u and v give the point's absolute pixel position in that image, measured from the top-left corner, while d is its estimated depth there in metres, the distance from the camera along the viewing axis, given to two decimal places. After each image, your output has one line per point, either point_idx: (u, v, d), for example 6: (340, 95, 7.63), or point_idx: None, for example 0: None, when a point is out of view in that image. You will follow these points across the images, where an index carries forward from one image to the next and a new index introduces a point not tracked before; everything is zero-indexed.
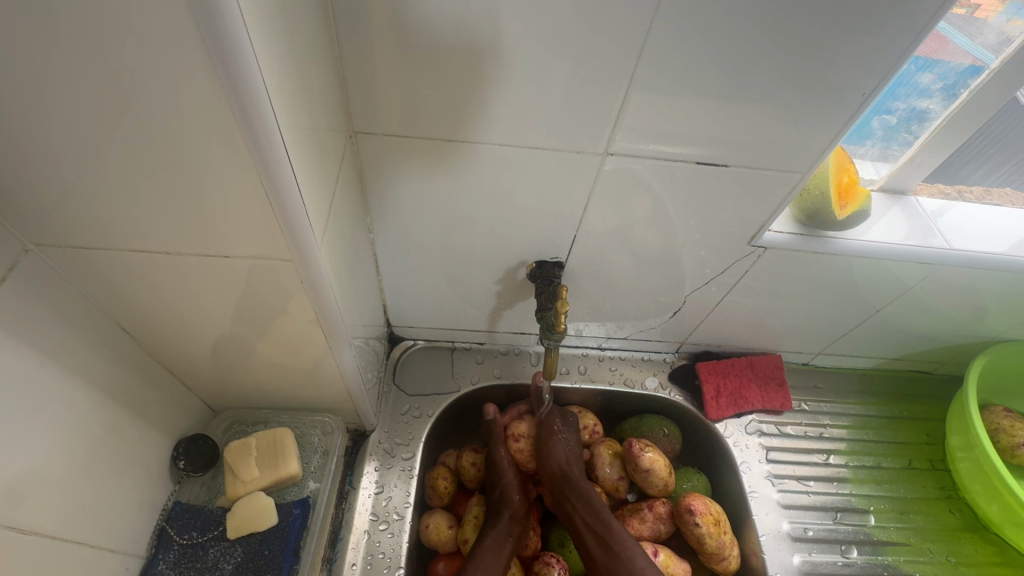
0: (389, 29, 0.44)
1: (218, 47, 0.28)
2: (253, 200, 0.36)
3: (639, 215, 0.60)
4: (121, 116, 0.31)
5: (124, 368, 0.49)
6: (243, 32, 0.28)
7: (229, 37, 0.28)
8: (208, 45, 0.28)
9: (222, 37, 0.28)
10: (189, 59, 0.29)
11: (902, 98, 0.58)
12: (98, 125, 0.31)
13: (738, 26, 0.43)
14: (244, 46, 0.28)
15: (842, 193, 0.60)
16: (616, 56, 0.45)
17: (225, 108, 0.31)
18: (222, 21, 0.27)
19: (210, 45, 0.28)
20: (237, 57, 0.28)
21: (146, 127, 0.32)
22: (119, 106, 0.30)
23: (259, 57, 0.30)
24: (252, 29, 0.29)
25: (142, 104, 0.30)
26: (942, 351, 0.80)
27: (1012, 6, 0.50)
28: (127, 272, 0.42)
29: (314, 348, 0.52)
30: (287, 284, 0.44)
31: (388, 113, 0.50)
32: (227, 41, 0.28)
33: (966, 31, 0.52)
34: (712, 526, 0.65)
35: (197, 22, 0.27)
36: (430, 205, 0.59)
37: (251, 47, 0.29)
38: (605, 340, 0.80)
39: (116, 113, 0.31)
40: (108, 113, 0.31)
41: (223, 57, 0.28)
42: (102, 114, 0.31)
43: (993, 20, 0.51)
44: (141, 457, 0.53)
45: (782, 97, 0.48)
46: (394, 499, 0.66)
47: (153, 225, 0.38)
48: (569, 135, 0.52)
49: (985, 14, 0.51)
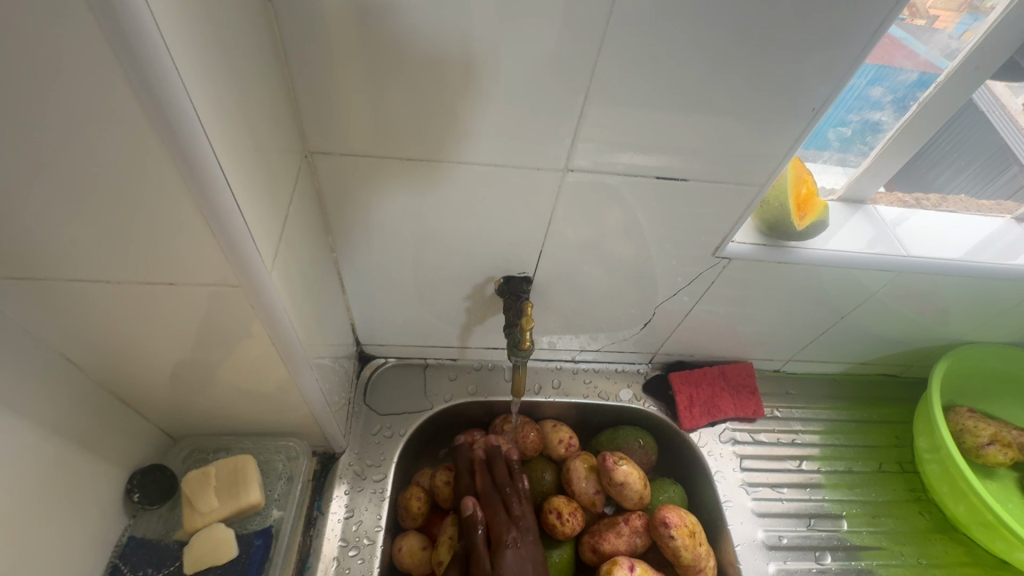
0: (343, 47, 0.44)
1: (139, 72, 0.27)
2: (193, 225, 0.35)
3: (609, 225, 0.60)
4: (41, 147, 0.29)
5: (69, 401, 0.47)
6: (166, 56, 0.27)
7: (148, 54, 0.27)
8: (125, 65, 0.27)
9: (144, 62, 0.27)
10: (111, 84, 0.27)
11: (855, 110, 0.59)
12: (16, 159, 0.30)
13: (688, 43, 0.44)
14: (165, 60, 0.27)
15: (801, 205, 0.61)
16: (570, 72, 0.46)
17: (153, 132, 0.30)
18: (141, 46, 0.26)
19: (131, 70, 0.27)
20: (161, 81, 0.28)
21: (69, 157, 0.30)
22: (38, 136, 0.29)
23: (182, 71, 0.29)
24: (176, 52, 0.28)
25: (63, 133, 0.29)
26: (906, 355, 0.82)
27: (968, 16, 0.52)
28: (65, 303, 0.40)
29: (274, 371, 0.51)
30: (240, 308, 0.42)
31: (345, 132, 0.49)
32: (149, 65, 0.27)
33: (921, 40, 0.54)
34: (687, 539, 0.65)
35: (113, 47, 0.26)
36: (394, 222, 0.58)
37: (172, 61, 0.28)
38: (579, 353, 0.79)
39: (36, 144, 0.29)
40: (25, 145, 0.29)
41: (146, 82, 0.27)
42: (18, 146, 0.29)
43: (942, 35, 0.53)
44: (91, 493, 0.51)
45: (738, 107, 0.49)
46: (365, 522, 0.64)
47: (89, 256, 0.36)
48: (530, 151, 0.52)
49: (945, 24, 0.53)
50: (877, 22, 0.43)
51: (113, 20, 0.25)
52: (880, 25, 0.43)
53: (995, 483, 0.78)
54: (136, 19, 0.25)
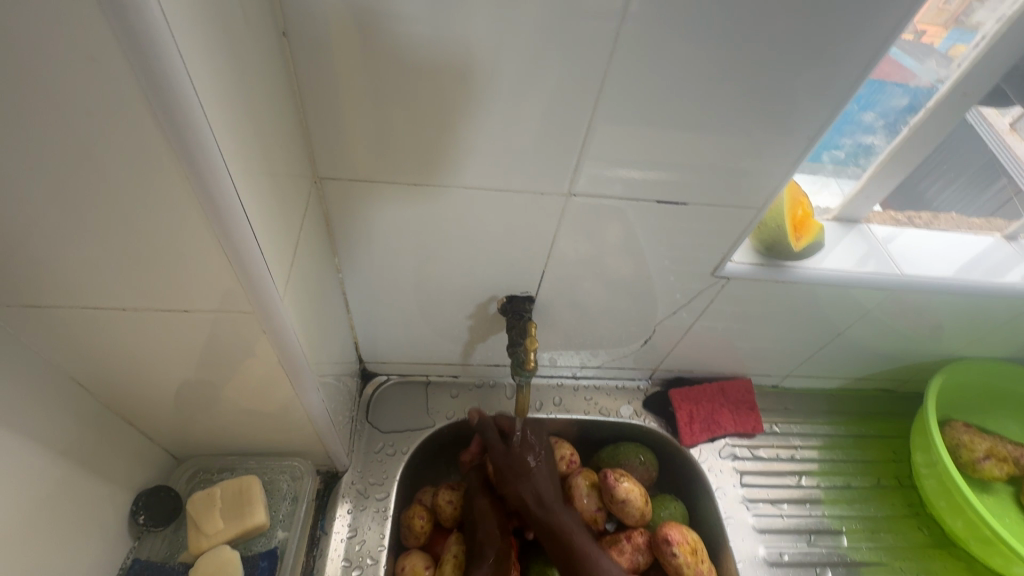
0: (353, 74, 0.45)
1: (165, 106, 0.28)
2: (207, 250, 0.36)
3: (609, 244, 0.61)
4: (63, 176, 0.30)
5: (78, 422, 0.47)
6: (191, 91, 0.28)
7: (172, 86, 0.28)
8: (150, 97, 0.28)
9: (169, 96, 0.28)
10: (137, 117, 0.28)
11: (848, 134, 0.62)
12: (39, 188, 0.31)
13: (689, 69, 0.46)
14: (188, 90, 0.28)
15: (797, 226, 0.63)
16: (575, 97, 0.47)
17: (173, 161, 0.31)
18: (166, 79, 0.27)
19: (157, 103, 0.28)
20: (185, 114, 0.29)
21: (90, 186, 0.31)
22: (62, 166, 0.30)
23: (203, 100, 0.29)
24: (200, 86, 0.29)
25: (86, 163, 0.30)
26: (902, 370, 0.83)
27: (955, 32, 0.54)
28: (80, 327, 0.41)
29: (281, 391, 0.51)
30: (250, 331, 0.43)
31: (353, 157, 0.50)
32: (174, 98, 0.28)
33: (914, 55, 0.56)
34: (690, 556, 0.65)
35: (140, 80, 0.27)
36: (398, 243, 0.59)
37: (194, 91, 0.29)
38: (579, 369, 0.80)
39: (58, 173, 0.30)
40: (48, 173, 0.30)
41: (169, 112, 0.28)
42: (41, 175, 0.30)
43: (934, 51, 0.55)
44: (97, 513, 0.51)
45: (736, 130, 0.50)
46: (369, 542, 0.64)
47: (104, 282, 0.37)
48: (534, 173, 0.53)
49: (932, 39, 0.55)
50: (873, 47, 0.45)
51: (140, 56, 0.26)
52: (876, 50, 0.45)
53: (992, 497, 0.78)
54: (164, 56, 0.27)
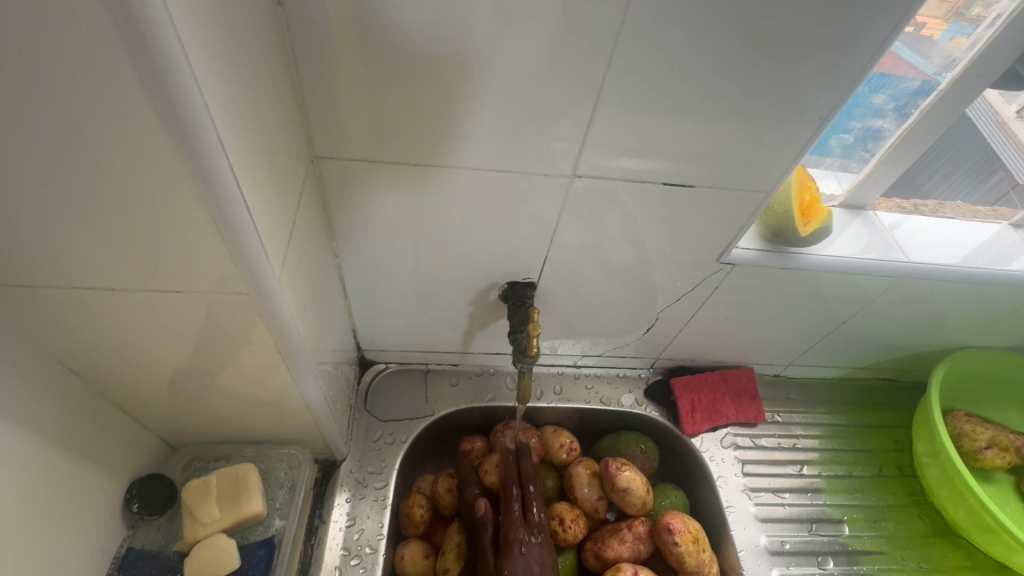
0: (351, 50, 0.43)
1: (156, 79, 0.27)
2: (201, 232, 0.34)
3: (613, 229, 0.60)
4: (48, 152, 0.29)
5: (68, 410, 0.46)
6: (184, 63, 0.27)
7: (163, 57, 0.26)
8: (140, 69, 0.26)
9: (161, 70, 0.26)
10: (126, 91, 0.27)
11: (857, 118, 0.60)
12: (22, 164, 0.29)
13: (701, 47, 0.44)
14: (179, 62, 0.27)
15: (805, 211, 0.62)
16: (581, 76, 0.46)
17: (166, 139, 0.29)
18: (157, 49, 0.26)
19: (147, 76, 0.26)
20: (178, 87, 0.27)
21: (77, 163, 0.30)
22: (47, 142, 0.28)
23: (196, 73, 0.28)
24: (193, 58, 0.28)
25: (71, 139, 0.28)
26: (905, 359, 0.82)
27: (955, 24, 0.53)
28: (68, 312, 0.39)
29: (278, 378, 0.50)
30: (246, 316, 0.42)
31: (351, 137, 0.49)
32: (166, 70, 0.26)
33: (914, 47, 0.54)
34: (691, 544, 0.64)
35: (130, 51, 0.26)
36: (397, 227, 0.58)
37: (187, 63, 0.27)
38: (580, 358, 0.79)
39: (43, 149, 0.29)
40: (31, 149, 0.28)
41: (161, 85, 0.27)
42: (24, 151, 0.28)
43: (936, 38, 0.54)
44: (90, 503, 0.50)
45: (747, 112, 0.49)
46: (367, 531, 0.64)
47: (94, 263, 0.36)
48: (538, 156, 0.52)
49: (931, 32, 0.53)
50: (891, 26, 0.43)
51: (128, 23, 0.25)
52: (895, 29, 0.44)
53: (993, 486, 0.78)
54: (154, 24, 0.25)
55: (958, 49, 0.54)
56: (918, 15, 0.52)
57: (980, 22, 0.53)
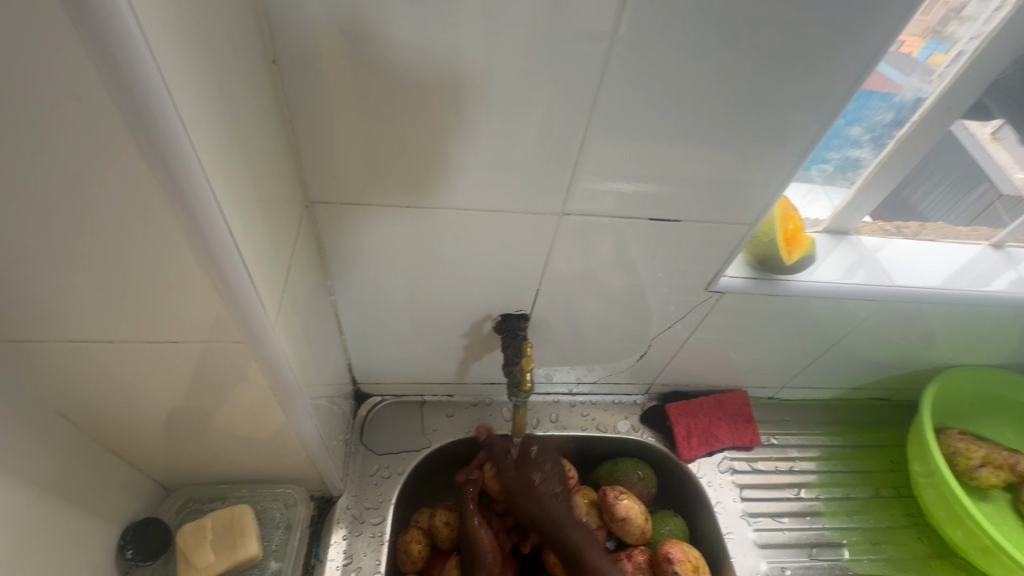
0: (344, 96, 0.45)
1: (152, 141, 0.28)
2: (197, 281, 0.35)
3: (604, 259, 0.61)
4: (48, 212, 0.30)
5: (63, 456, 0.46)
6: (179, 125, 0.28)
7: (159, 121, 0.27)
8: (137, 132, 0.28)
9: (156, 133, 0.28)
10: (124, 152, 0.28)
11: (835, 149, 0.62)
12: (24, 224, 0.30)
13: (679, 86, 0.46)
14: (175, 125, 0.28)
15: (789, 241, 0.63)
16: (566, 113, 0.47)
17: (163, 196, 0.30)
18: (153, 113, 0.27)
19: (143, 138, 0.28)
20: (173, 147, 0.28)
21: (75, 220, 0.31)
22: (46, 202, 0.29)
23: (191, 133, 0.29)
24: (188, 120, 0.29)
25: (71, 199, 0.30)
26: (895, 378, 0.83)
27: (932, 41, 0.54)
28: (65, 361, 0.40)
29: (274, 418, 0.50)
30: (241, 357, 0.42)
31: (346, 181, 0.50)
32: (161, 133, 0.28)
33: (899, 67, 0.55)
34: (691, 574, 0.64)
35: (127, 117, 0.27)
36: (392, 264, 0.59)
37: (182, 126, 0.28)
38: (575, 385, 0.80)
39: (40, 208, 0.30)
40: (30, 208, 0.29)
41: (157, 146, 0.28)
42: (24, 211, 0.29)
43: (914, 54, 0.55)
44: (84, 549, 0.49)
45: (727, 145, 0.51)
46: (365, 568, 0.63)
47: (91, 314, 0.36)
48: (526, 192, 0.53)
49: (910, 48, 0.54)
50: (858, 62, 0.46)
51: (125, 92, 0.26)
52: (862, 66, 0.46)
53: (990, 505, 0.79)
54: (151, 90, 0.26)
55: (938, 66, 0.55)
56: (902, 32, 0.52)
57: (955, 38, 0.53)
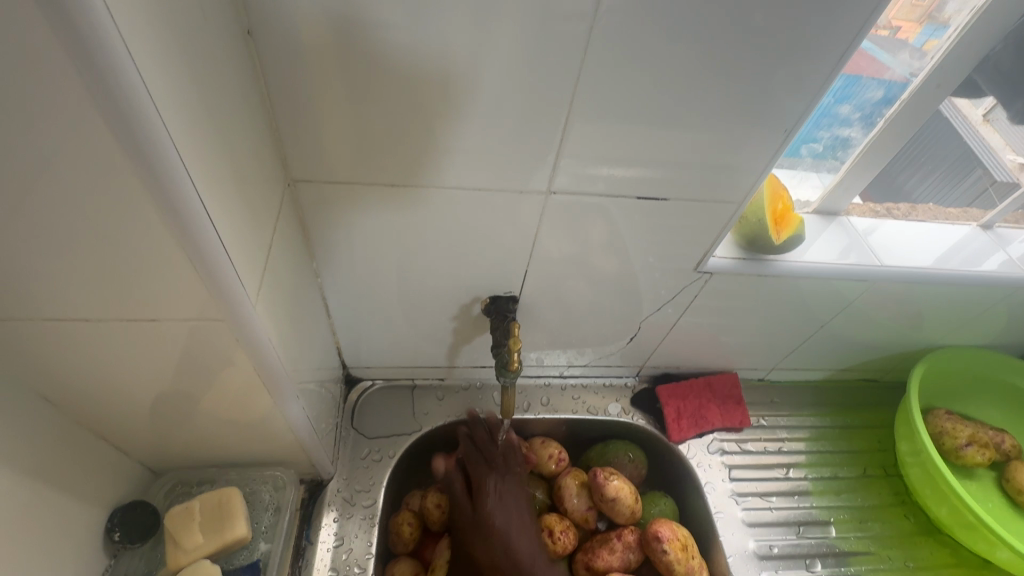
0: (323, 71, 0.43)
1: (119, 117, 0.27)
2: (174, 262, 0.35)
3: (592, 240, 0.61)
4: (15, 191, 0.29)
5: (45, 442, 0.45)
6: (147, 100, 0.27)
7: (125, 95, 0.27)
8: (103, 108, 0.27)
9: (124, 108, 0.27)
10: (91, 129, 0.27)
11: (825, 127, 0.62)
12: None
13: (666, 63, 0.45)
14: (143, 100, 0.27)
15: (778, 220, 0.63)
16: (552, 90, 0.46)
17: (134, 175, 0.30)
18: (119, 88, 0.26)
19: (111, 115, 0.27)
20: (142, 124, 0.28)
21: (42, 199, 0.30)
22: (12, 181, 0.29)
23: (160, 109, 0.29)
24: (156, 95, 0.28)
25: (37, 177, 0.29)
26: (885, 359, 0.84)
27: (928, 27, 0.54)
28: (41, 344, 0.39)
29: (259, 401, 0.50)
30: (222, 339, 0.42)
31: (328, 160, 0.50)
32: (128, 108, 0.27)
33: (890, 50, 0.56)
34: (680, 552, 0.65)
35: (92, 91, 0.26)
36: (378, 245, 0.58)
37: (150, 101, 0.28)
38: (566, 368, 0.80)
39: (7, 187, 0.29)
40: None
41: (125, 122, 0.27)
42: None
43: (911, 39, 0.55)
44: (71, 534, 0.49)
45: (715, 124, 0.50)
46: (355, 550, 0.63)
47: (67, 296, 0.36)
48: (513, 171, 0.53)
49: (906, 34, 0.55)
50: (848, 38, 0.45)
51: (88, 64, 0.25)
52: (851, 41, 0.45)
53: (976, 483, 0.79)
54: (115, 62, 0.26)
55: (931, 50, 0.55)
56: (891, 18, 0.54)
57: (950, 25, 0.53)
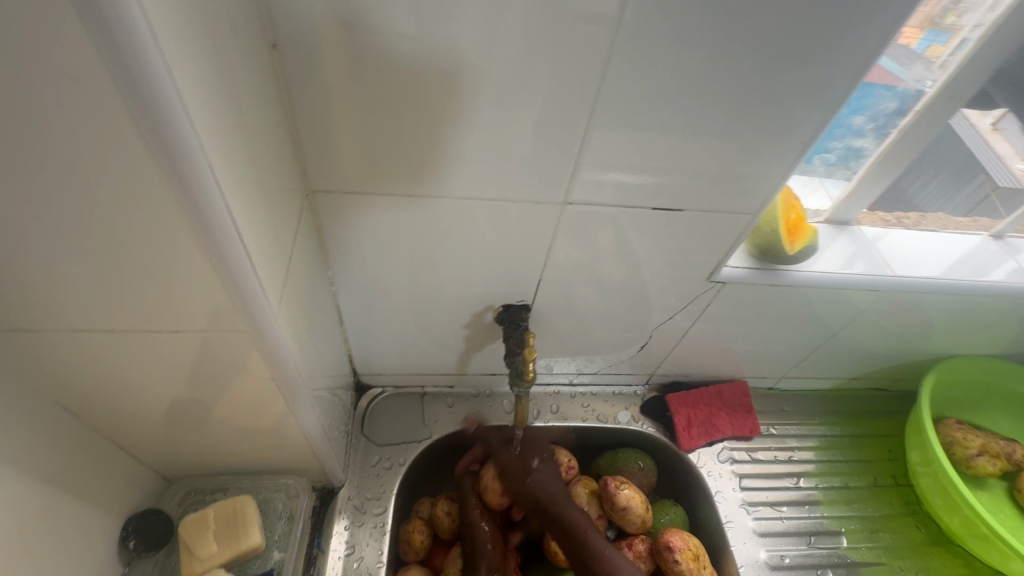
0: (345, 82, 0.44)
1: (155, 130, 0.27)
2: (200, 272, 0.35)
3: (605, 249, 0.61)
4: (48, 202, 0.29)
5: (63, 449, 0.46)
6: (183, 114, 0.28)
7: (163, 110, 0.27)
8: (140, 122, 0.27)
9: (161, 123, 0.27)
10: (127, 143, 0.28)
11: (839, 138, 0.62)
12: (24, 214, 0.30)
13: (686, 73, 0.46)
14: (179, 115, 0.28)
15: (791, 230, 0.63)
16: (571, 100, 0.47)
17: (166, 187, 0.30)
18: (157, 103, 0.27)
19: (147, 129, 0.27)
20: (177, 138, 0.28)
21: (75, 209, 0.30)
22: (46, 192, 0.29)
23: (195, 123, 0.29)
24: (191, 109, 0.29)
25: (71, 189, 0.29)
26: (894, 369, 0.84)
27: (931, 33, 0.53)
28: (65, 352, 0.40)
29: (275, 410, 0.50)
30: (243, 348, 0.42)
31: (346, 170, 0.50)
32: (165, 122, 0.27)
33: (897, 59, 0.55)
34: (692, 562, 0.65)
35: (130, 106, 0.26)
36: (393, 255, 0.58)
37: (186, 116, 0.28)
38: (576, 376, 0.80)
39: (41, 198, 0.29)
40: (31, 198, 0.29)
41: (160, 136, 0.28)
42: (25, 201, 0.29)
43: (913, 44, 0.54)
44: (87, 540, 0.49)
45: (731, 134, 0.50)
46: (367, 558, 0.63)
47: (92, 305, 0.36)
48: (529, 181, 0.53)
49: (909, 40, 0.53)
50: (869, 49, 0.45)
51: (128, 79, 0.26)
52: (872, 52, 0.45)
53: (987, 493, 0.79)
54: (154, 77, 0.26)
55: (939, 56, 0.55)
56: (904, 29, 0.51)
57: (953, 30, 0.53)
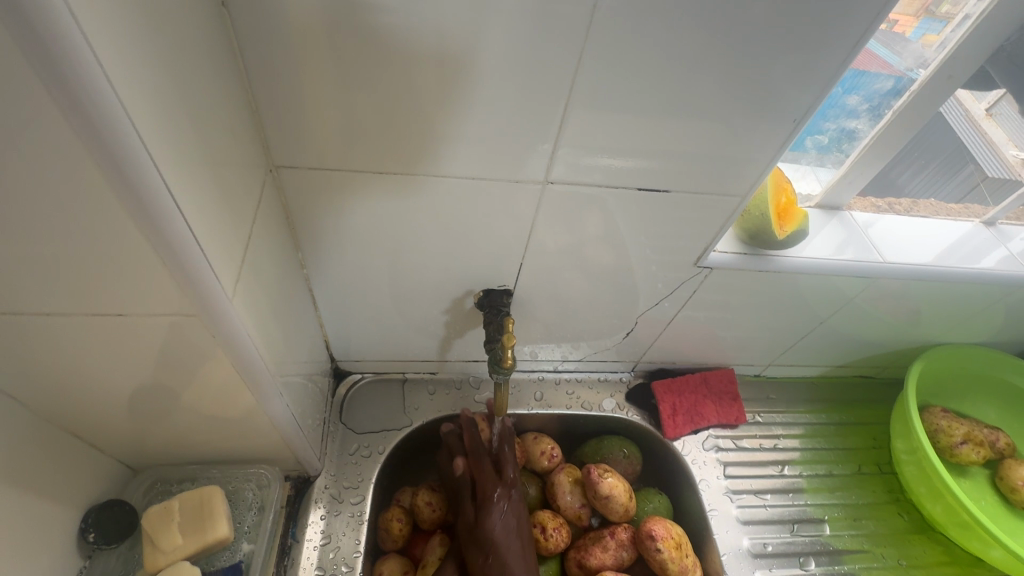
0: (309, 51, 0.41)
1: (77, 103, 0.25)
2: (145, 258, 0.33)
3: (589, 233, 0.59)
4: None
5: (12, 440, 0.43)
6: (107, 85, 0.25)
7: (83, 80, 0.24)
8: (58, 94, 0.25)
9: (83, 96, 0.25)
10: (47, 117, 0.25)
11: (832, 119, 0.60)
12: None
13: (673, 49, 0.43)
14: (102, 86, 0.25)
15: (781, 214, 0.61)
16: (550, 76, 0.44)
17: (95, 167, 0.28)
18: (75, 71, 0.24)
19: (67, 102, 0.25)
20: (103, 111, 0.26)
21: None
22: None
23: (123, 96, 0.26)
24: (117, 79, 0.26)
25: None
26: (882, 356, 0.83)
27: (926, 21, 0.52)
28: (5, 340, 0.37)
29: (241, 399, 0.48)
30: (200, 334, 0.40)
31: (313, 147, 0.47)
32: (86, 94, 0.25)
33: (886, 45, 0.53)
34: (674, 551, 0.64)
35: (44, 75, 0.24)
36: (368, 237, 0.56)
37: (111, 87, 0.26)
38: (560, 363, 0.78)
39: None
40: None
41: (83, 110, 0.25)
42: None
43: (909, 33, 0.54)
44: (42, 535, 0.47)
45: (719, 114, 0.48)
46: (343, 548, 0.62)
47: (28, 291, 0.34)
48: (508, 162, 0.50)
49: (903, 28, 0.53)
50: (864, 23, 0.42)
51: (38, 45, 0.23)
52: (868, 24, 0.43)
53: (969, 481, 0.79)
54: (67, 43, 0.23)
55: (930, 46, 0.54)
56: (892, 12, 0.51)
57: (951, 19, 0.52)
